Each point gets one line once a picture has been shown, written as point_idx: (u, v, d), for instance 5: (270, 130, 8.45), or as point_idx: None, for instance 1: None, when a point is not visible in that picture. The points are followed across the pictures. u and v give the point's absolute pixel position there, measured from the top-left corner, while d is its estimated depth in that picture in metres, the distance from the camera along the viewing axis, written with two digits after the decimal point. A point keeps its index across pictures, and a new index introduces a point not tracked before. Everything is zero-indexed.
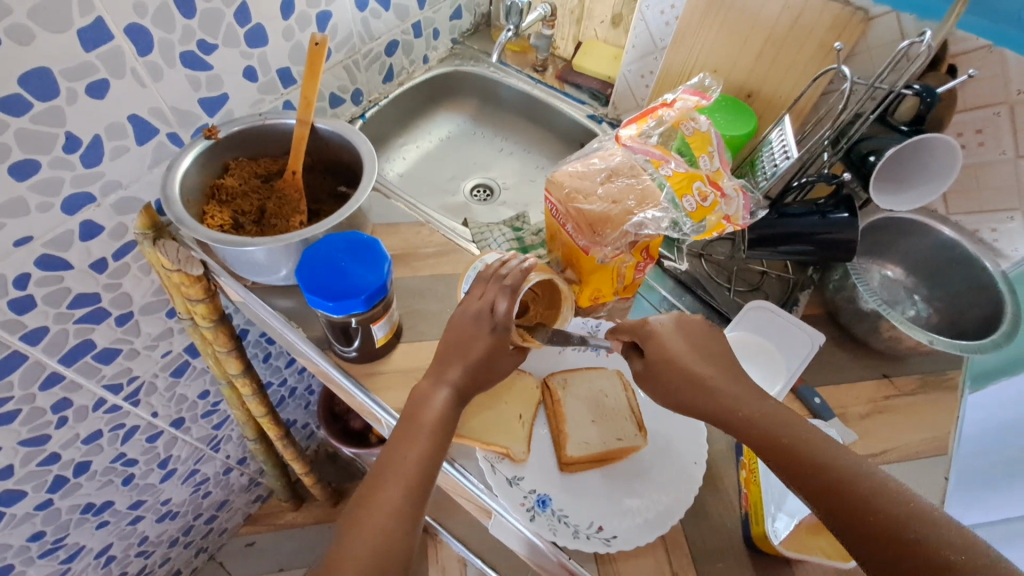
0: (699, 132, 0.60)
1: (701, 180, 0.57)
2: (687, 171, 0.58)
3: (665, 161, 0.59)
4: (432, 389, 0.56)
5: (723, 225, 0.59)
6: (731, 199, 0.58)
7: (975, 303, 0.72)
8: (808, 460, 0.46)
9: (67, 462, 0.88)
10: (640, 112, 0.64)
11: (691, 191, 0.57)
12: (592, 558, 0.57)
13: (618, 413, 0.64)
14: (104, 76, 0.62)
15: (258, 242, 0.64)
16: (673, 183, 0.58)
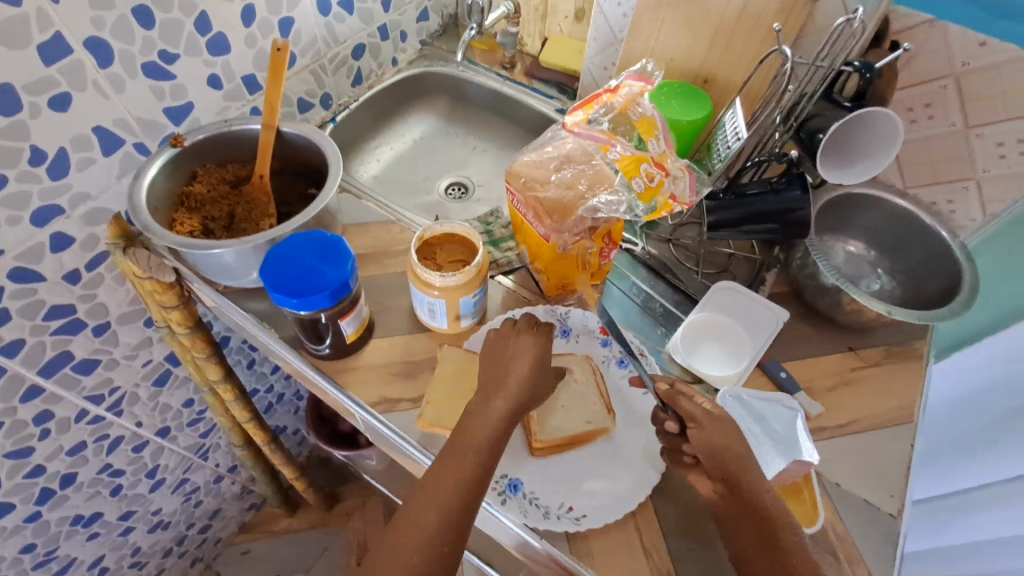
0: (645, 116, 0.62)
1: (647, 161, 0.59)
2: (633, 154, 0.60)
3: (612, 146, 0.61)
4: (496, 395, 0.57)
5: (671, 205, 0.60)
6: (677, 180, 0.60)
7: (934, 273, 0.74)
8: (764, 533, 0.51)
9: (52, 474, 0.89)
10: (585, 99, 0.66)
11: (638, 172, 0.59)
12: (563, 537, 0.58)
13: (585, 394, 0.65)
14: (66, 89, 0.63)
15: (225, 245, 0.66)
16: (622, 166, 0.60)
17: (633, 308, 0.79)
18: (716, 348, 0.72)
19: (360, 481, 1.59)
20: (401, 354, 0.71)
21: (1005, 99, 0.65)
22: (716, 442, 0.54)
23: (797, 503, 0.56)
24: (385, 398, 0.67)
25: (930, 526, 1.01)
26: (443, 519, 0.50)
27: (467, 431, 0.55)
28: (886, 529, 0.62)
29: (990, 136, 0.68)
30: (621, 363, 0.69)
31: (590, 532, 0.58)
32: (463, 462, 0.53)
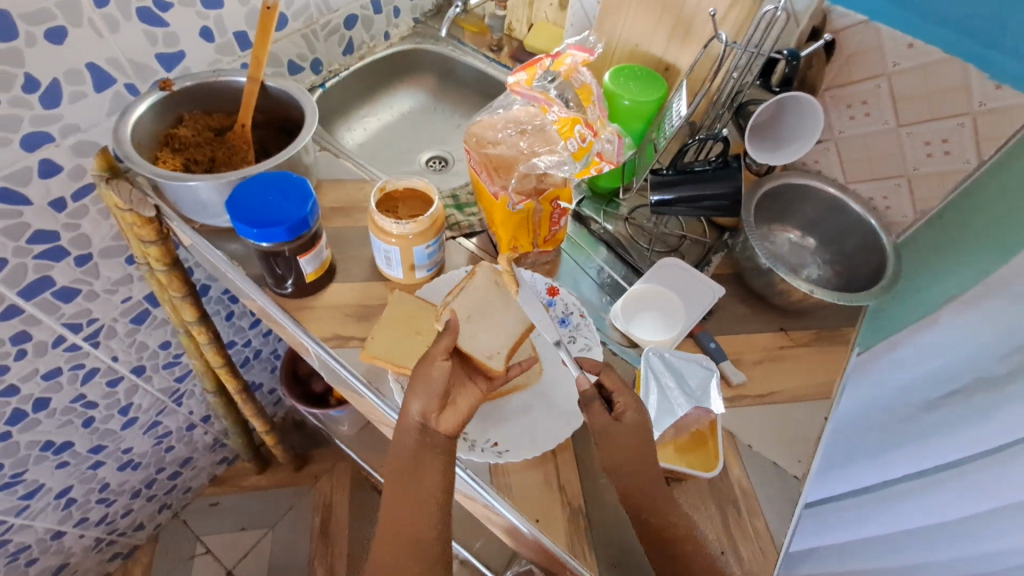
0: (586, 84, 0.69)
1: (581, 123, 0.66)
2: (570, 115, 0.66)
3: (551, 106, 0.67)
4: (436, 358, 0.60)
5: (598, 162, 0.67)
6: (608, 141, 0.67)
7: (866, 263, 0.79)
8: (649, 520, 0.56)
9: (26, 396, 0.94)
10: (529, 61, 0.70)
11: (572, 133, 0.65)
12: (486, 470, 0.63)
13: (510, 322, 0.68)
14: (62, 23, 0.68)
15: (201, 179, 0.71)
16: (559, 128, 0.66)
17: (585, 279, 0.83)
18: (654, 316, 0.76)
19: (331, 445, 1.64)
20: (358, 299, 0.76)
21: (930, 99, 0.74)
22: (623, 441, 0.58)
23: (700, 452, 0.63)
24: (337, 335, 0.73)
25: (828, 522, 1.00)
26: (431, 498, 0.57)
27: (420, 410, 0.58)
28: (790, 490, 0.66)
29: (919, 135, 0.77)
30: (562, 323, 0.74)
31: (512, 467, 0.63)
32: (418, 441, 0.58)
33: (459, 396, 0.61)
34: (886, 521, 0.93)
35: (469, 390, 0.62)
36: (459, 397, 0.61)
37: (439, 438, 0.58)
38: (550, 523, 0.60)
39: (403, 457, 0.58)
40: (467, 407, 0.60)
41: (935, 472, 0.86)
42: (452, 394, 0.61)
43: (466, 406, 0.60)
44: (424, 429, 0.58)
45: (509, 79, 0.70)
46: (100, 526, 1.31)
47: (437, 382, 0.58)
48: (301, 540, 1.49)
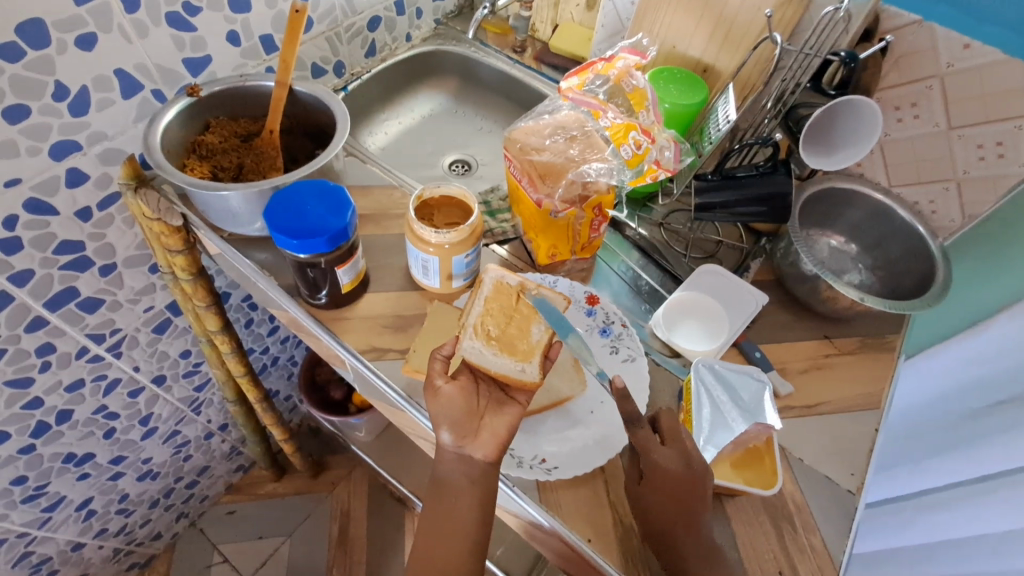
0: (639, 88, 0.67)
1: (636, 129, 0.64)
2: (624, 121, 0.65)
3: (604, 112, 0.67)
4: (438, 384, 0.59)
5: (655, 170, 0.66)
6: (663, 147, 0.65)
7: (909, 270, 0.78)
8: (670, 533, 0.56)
9: (50, 408, 0.92)
10: (582, 66, 0.72)
11: (627, 139, 0.64)
12: (534, 487, 0.61)
13: (536, 327, 0.65)
14: (92, 30, 0.66)
15: (232, 188, 0.69)
16: (613, 133, 0.65)
17: (622, 286, 0.81)
18: (697, 326, 0.74)
19: (347, 452, 1.62)
20: (393, 309, 0.74)
21: (984, 101, 0.73)
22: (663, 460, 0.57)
23: (757, 468, 0.61)
24: (374, 347, 0.71)
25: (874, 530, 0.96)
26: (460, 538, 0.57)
27: (452, 439, 0.58)
28: (845, 504, 0.64)
29: (970, 137, 0.76)
30: (604, 333, 0.72)
31: (561, 484, 0.61)
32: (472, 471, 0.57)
33: (492, 419, 0.59)
34: (918, 532, 0.88)
35: (509, 410, 0.60)
36: (490, 417, 0.59)
37: (475, 465, 0.58)
38: (602, 543, 0.58)
39: (447, 480, 0.58)
40: (503, 429, 0.58)
41: (977, 479, 0.84)
42: (485, 416, 0.59)
43: (503, 427, 0.59)
44: (462, 458, 0.58)
45: (560, 86, 0.72)
46: (119, 536, 1.29)
47: (453, 407, 0.58)
48: (320, 549, 1.48)
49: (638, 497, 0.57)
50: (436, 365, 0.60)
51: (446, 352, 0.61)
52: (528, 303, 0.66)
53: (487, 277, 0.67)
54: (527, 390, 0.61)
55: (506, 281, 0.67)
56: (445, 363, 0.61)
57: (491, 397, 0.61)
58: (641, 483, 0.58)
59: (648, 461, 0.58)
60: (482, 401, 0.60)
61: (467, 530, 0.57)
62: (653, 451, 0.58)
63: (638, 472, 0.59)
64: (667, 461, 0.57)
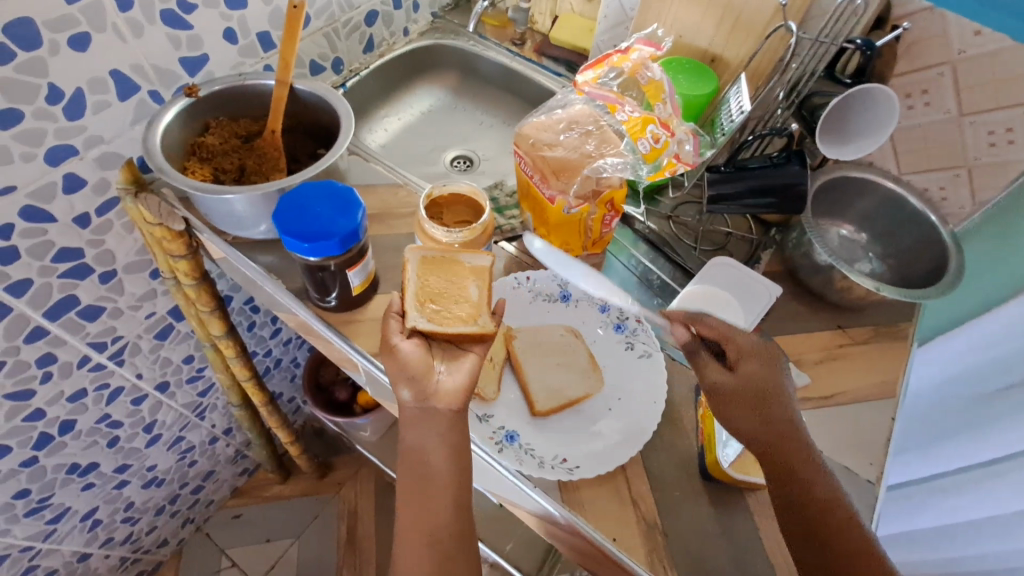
0: (654, 80, 0.66)
1: (655, 122, 0.62)
2: (641, 114, 0.62)
3: (622, 106, 0.64)
4: (396, 344, 0.59)
5: (675, 164, 0.63)
6: (683, 141, 0.63)
7: (921, 258, 0.78)
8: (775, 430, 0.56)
9: (52, 419, 0.90)
10: (596, 60, 0.70)
11: (645, 133, 0.62)
12: (556, 488, 0.60)
13: (473, 284, 0.61)
14: (86, 29, 0.64)
15: (237, 191, 0.67)
16: (630, 127, 0.63)
17: (632, 279, 0.80)
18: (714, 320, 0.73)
19: (353, 452, 1.61)
20: None
21: (995, 87, 0.73)
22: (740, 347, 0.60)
23: None
24: None
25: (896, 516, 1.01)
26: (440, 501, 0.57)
27: (412, 396, 0.58)
28: (867, 494, 0.64)
29: (980, 124, 0.76)
30: (618, 328, 0.72)
31: (582, 483, 0.61)
32: None
33: (446, 375, 0.59)
34: (936, 513, 0.95)
35: (465, 363, 0.60)
36: (447, 371, 0.59)
37: None
38: (628, 542, 0.58)
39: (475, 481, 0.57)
40: (458, 384, 0.58)
41: (991, 462, 0.87)
42: (440, 372, 0.59)
43: (459, 378, 0.59)
44: (425, 414, 0.58)
45: (575, 80, 0.69)
46: (125, 545, 1.27)
47: (408, 363, 0.58)
48: (329, 550, 1.47)
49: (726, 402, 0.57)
50: (391, 323, 0.61)
51: (399, 308, 0.62)
52: (463, 261, 0.62)
53: (410, 255, 0.62)
54: (484, 344, 0.61)
55: (429, 249, 0.63)
56: (400, 321, 0.61)
57: (447, 353, 0.60)
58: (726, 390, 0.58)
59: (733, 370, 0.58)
60: (438, 360, 0.60)
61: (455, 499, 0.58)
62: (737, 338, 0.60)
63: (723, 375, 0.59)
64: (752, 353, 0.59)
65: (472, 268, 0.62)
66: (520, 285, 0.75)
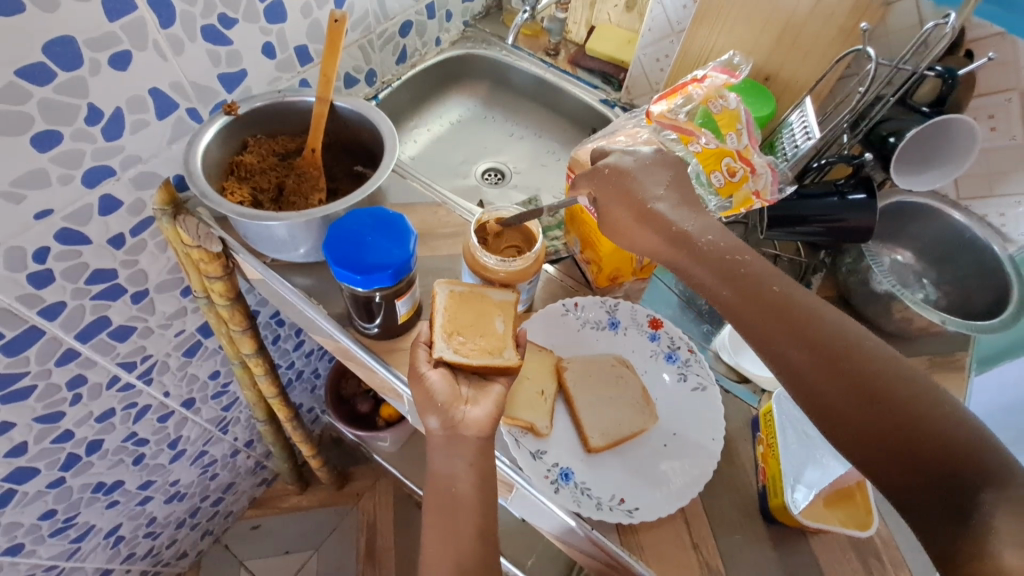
0: (727, 109, 0.63)
1: (730, 155, 0.61)
2: (716, 147, 0.61)
3: (695, 136, 0.62)
4: (423, 373, 0.57)
5: (752, 200, 0.61)
6: (764, 174, 0.61)
7: (982, 286, 0.75)
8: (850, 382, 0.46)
9: (80, 440, 0.88)
10: (670, 88, 0.67)
11: (719, 166, 0.61)
12: (614, 529, 0.58)
13: (500, 318, 0.61)
14: (126, 47, 0.62)
15: (280, 218, 0.65)
16: (703, 159, 0.61)
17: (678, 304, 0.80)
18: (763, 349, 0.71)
19: (371, 462, 1.59)
20: None
21: None
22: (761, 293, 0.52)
23: (849, 505, 0.58)
24: None
25: None
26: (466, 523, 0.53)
27: (438, 422, 0.55)
28: None
29: None
30: (670, 359, 0.70)
31: (640, 525, 0.59)
32: None
33: (474, 406, 0.56)
34: None
35: (491, 394, 0.57)
36: (472, 399, 0.57)
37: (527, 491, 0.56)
38: None
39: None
40: (485, 415, 0.56)
41: None
42: (467, 401, 0.57)
43: (486, 405, 0.56)
44: (452, 446, 0.55)
45: (646, 108, 0.67)
46: (146, 559, 1.26)
47: (436, 392, 0.56)
48: (348, 562, 1.46)
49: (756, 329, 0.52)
50: (420, 352, 0.59)
51: (428, 338, 0.60)
52: (490, 296, 0.63)
53: (439, 292, 0.62)
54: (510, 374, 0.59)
55: (457, 286, 0.63)
56: (427, 350, 0.59)
57: (473, 384, 0.58)
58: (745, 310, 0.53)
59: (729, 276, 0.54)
60: (463, 387, 0.58)
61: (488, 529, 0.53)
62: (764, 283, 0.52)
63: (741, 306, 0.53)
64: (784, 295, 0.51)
65: (498, 303, 0.62)
66: (568, 311, 0.72)
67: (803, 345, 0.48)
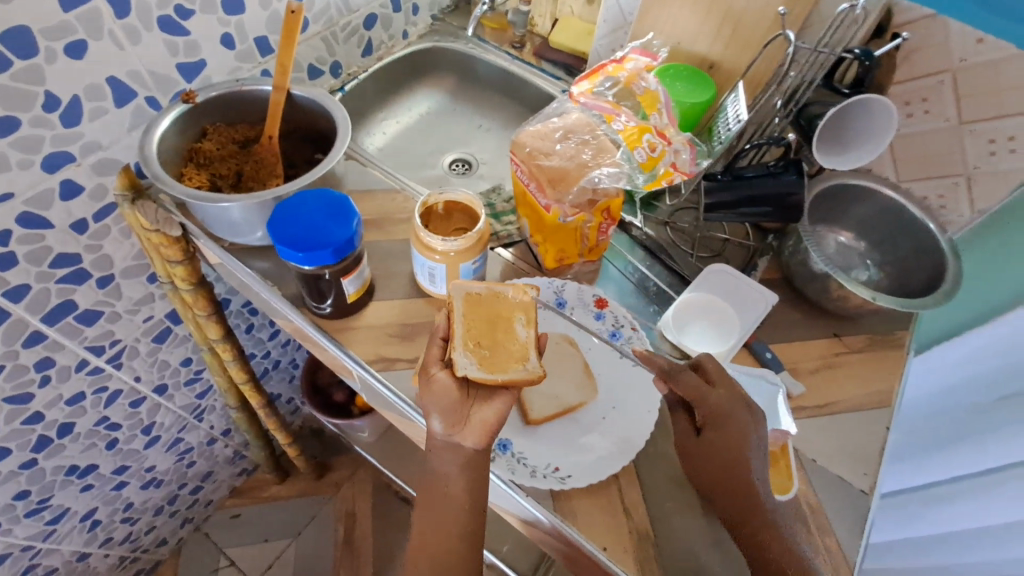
0: (649, 90, 0.66)
1: (650, 132, 0.63)
2: (637, 125, 0.64)
3: (617, 116, 0.65)
4: (434, 377, 0.58)
5: (672, 174, 0.64)
6: (679, 151, 0.64)
7: (920, 266, 0.78)
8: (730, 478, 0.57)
9: (51, 423, 0.91)
10: (591, 69, 0.70)
11: (641, 143, 0.63)
12: (548, 497, 0.61)
13: (522, 326, 0.59)
14: (82, 37, 0.64)
15: (233, 199, 0.67)
16: (625, 137, 0.64)
17: (628, 287, 0.81)
18: (706, 328, 0.74)
19: (351, 452, 1.62)
20: (399, 318, 0.73)
21: (996, 97, 0.73)
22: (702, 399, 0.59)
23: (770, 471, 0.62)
24: (381, 356, 0.70)
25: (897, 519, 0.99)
26: (452, 523, 0.58)
27: (443, 426, 0.58)
28: (858, 505, 0.64)
29: (981, 133, 0.76)
30: (613, 336, 0.72)
31: (574, 492, 0.61)
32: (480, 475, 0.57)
33: (481, 411, 0.58)
34: (931, 522, 0.97)
35: (501, 401, 0.58)
36: (480, 407, 0.58)
37: (466, 453, 0.59)
38: (619, 551, 0.58)
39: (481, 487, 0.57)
40: (491, 419, 0.58)
41: (992, 471, 0.92)
42: (475, 406, 0.58)
43: (492, 415, 0.58)
44: (452, 446, 0.59)
45: (570, 90, 0.70)
46: (124, 544, 1.28)
47: (444, 397, 0.57)
48: (326, 550, 1.48)
49: (699, 449, 0.59)
50: (434, 351, 0.60)
51: (445, 333, 0.60)
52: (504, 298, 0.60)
53: (455, 291, 0.60)
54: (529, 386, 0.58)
55: (474, 290, 0.60)
56: (444, 347, 0.60)
57: (487, 392, 0.59)
58: (699, 434, 0.59)
59: (705, 407, 0.59)
60: (477, 395, 0.59)
61: (468, 524, 0.58)
62: (707, 394, 0.59)
63: (694, 425, 0.60)
64: (723, 402, 0.59)
65: (519, 308, 0.60)
66: None
67: (706, 440, 0.58)
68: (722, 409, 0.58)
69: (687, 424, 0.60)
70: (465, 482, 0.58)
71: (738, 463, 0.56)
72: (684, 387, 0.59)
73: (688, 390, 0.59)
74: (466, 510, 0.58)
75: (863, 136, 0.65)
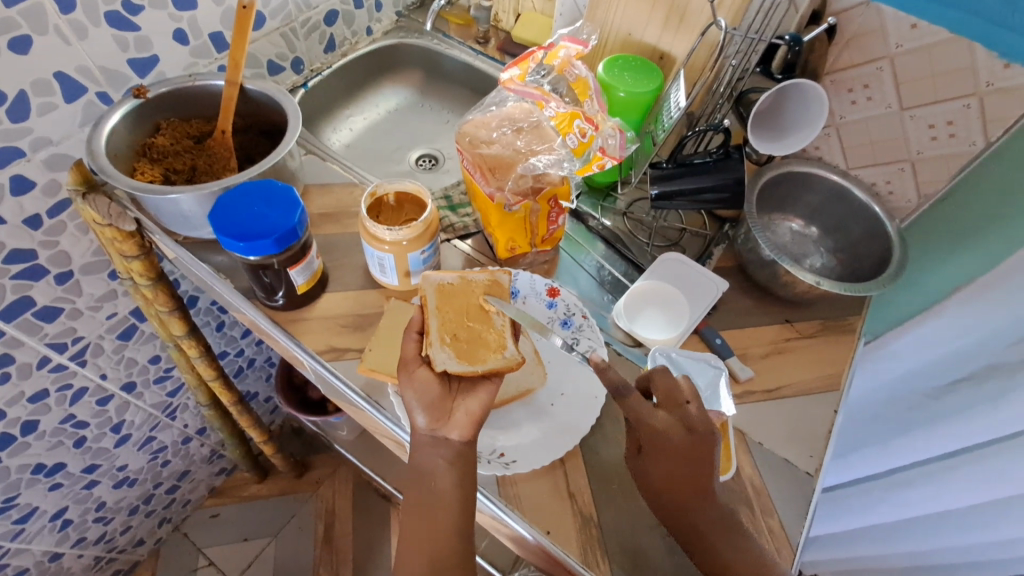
0: (581, 77, 0.70)
1: (580, 118, 0.67)
2: (568, 110, 0.67)
3: (547, 102, 0.69)
4: (416, 370, 0.60)
5: (601, 158, 0.68)
6: (609, 136, 0.67)
7: (870, 252, 0.79)
8: (673, 496, 0.55)
9: (13, 420, 0.91)
10: (520, 56, 0.73)
11: (571, 128, 0.66)
12: (494, 482, 0.61)
13: (497, 316, 0.64)
14: (26, 32, 0.65)
15: (182, 191, 0.68)
16: (558, 123, 0.67)
17: (587, 280, 0.81)
18: (658, 314, 0.74)
19: (331, 450, 1.62)
20: (352, 309, 0.74)
21: (934, 81, 0.75)
22: (653, 425, 0.57)
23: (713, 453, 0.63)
24: (333, 347, 0.70)
25: (848, 510, 1.05)
26: (445, 521, 0.55)
27: (426, 421, 0.58)
28: (804, 487, 0.64)
29: (922, 118, 0.79)
30: (565, 324, 0.72)
31: (519, 477, 0.62)
32: (424, 459, 0.58)
33: (465, 401, 0.59)
34: (893, 509, 0.98)
35: (485, 391, 0.60)
36: (464, 399, 0.60)
37: (453, 446, 0.58)
38: (562, 535, 0.58)
39: (424, 474, 0.57)
40: (476, 409, 0.59)
41: (943, 456, 0.89)
42: (458, 399, 0.60)
43: (476, 406, 0.59)
44: (435, 441, 0.57)
45: (502, 76, 0.73)
46: (99, 544, 1.28)
47: (427, 389, 0.59)
48: (305, 549, 1.47)
49: (641, 467, 0.57)
50: (410, 346, 0.62)
51: (420, 327, 0.63)
52: (477, 288, 0.66)
53: (427, 285, 0.64)
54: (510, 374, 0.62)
55: (447, 282, 0.65)
56: (419, 342, 0.62)
57: (469, 384, 0.61)
58: (641, 454, 0.58)
59: (645, 429, 0.57)
60: (460, 389, 0.61)
61: (459, 527, 0.56)
62: (647, 416, 0.57)
63: (636, 444, 0.59)
64: (663, 425, 0.57)
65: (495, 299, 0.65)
66: None
67: (647, 460, 0.57)
68: (661, 431, 0.56)
69: (630, 442, 0.59)
70: (458, 480, 0.56)
71: (681, 483, 0.55)
72: (626, 409, 0.57)
73: (631, 411, 0.57)
74: (456, 515, 0.56)
75: (797, 121, 0.69)
